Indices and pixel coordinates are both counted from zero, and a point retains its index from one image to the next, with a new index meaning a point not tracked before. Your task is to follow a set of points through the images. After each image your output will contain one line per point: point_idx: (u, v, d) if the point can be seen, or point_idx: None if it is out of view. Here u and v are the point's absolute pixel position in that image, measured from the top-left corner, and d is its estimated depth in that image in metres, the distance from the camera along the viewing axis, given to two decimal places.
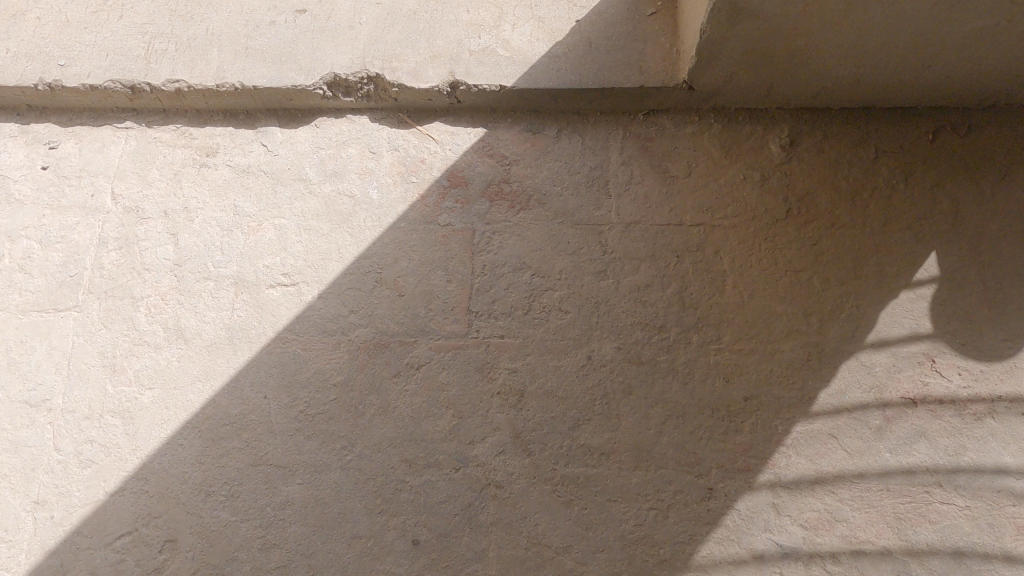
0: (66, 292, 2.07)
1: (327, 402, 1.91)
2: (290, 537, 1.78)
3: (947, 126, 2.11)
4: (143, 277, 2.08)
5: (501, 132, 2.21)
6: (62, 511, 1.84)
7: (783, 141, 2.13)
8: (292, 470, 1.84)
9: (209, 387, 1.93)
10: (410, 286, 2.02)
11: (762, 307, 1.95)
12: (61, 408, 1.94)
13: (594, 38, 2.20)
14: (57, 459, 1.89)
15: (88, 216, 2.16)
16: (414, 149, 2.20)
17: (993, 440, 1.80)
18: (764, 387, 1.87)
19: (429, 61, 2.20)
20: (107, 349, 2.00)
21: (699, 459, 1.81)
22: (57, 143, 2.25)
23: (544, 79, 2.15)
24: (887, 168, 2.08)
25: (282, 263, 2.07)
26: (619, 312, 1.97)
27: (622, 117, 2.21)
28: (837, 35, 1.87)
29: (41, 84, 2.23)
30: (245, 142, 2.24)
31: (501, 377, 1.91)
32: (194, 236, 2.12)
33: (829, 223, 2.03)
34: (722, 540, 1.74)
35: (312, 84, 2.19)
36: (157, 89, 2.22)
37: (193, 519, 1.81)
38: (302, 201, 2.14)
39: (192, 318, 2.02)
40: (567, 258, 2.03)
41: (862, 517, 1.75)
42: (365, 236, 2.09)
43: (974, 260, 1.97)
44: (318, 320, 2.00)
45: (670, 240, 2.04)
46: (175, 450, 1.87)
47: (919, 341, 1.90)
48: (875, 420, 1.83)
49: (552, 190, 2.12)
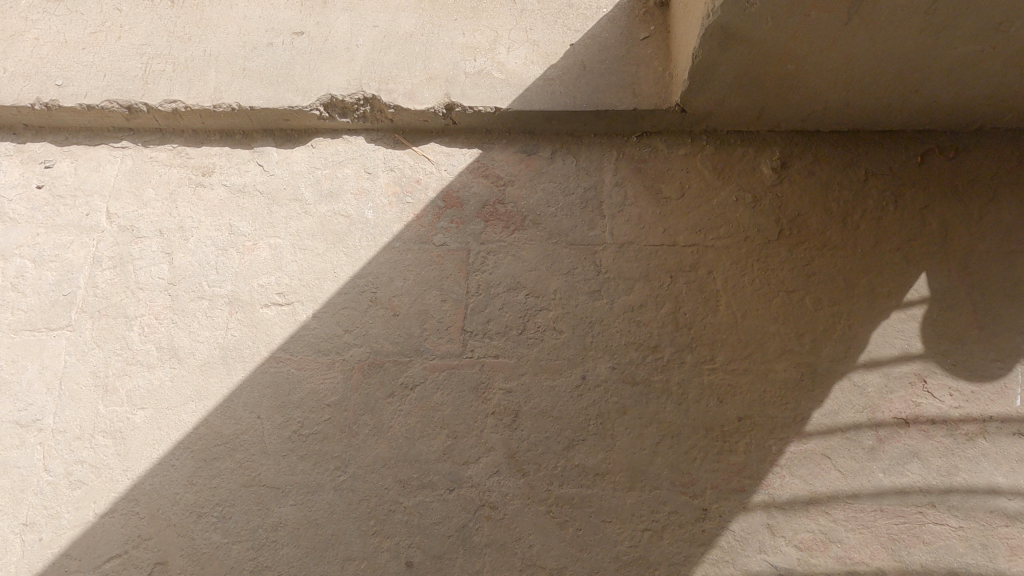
0: (59, 310, 2.06)
1: (321, 422, 1.90)
2: (282, 559, 1.77)
3: (935, 149, 2.15)
4: (137, 295, 2.07)
5: (496, 153, 2.23)
6: (51, 533, 1.81)
7: (775, 164, 2.16)
8: (285, 490, 1.83)
9: (202, 407, 1.92)
10: (405, 306, 2.03)
11: (755, 326, 1.97)
12: (52, 428, 1.93)
13: (588, 61, 2.24)
14: (47, 480, 1.87)
15: (82, 235, 2.16)
16: (409, 170, 2.22)
17: (985, 460, 1.81)
18: (758, 407, 1.88)
19: (425, 83, 2.23)
20: (99, 368, 1.99)
21: (694, 479, 1.81)
22: (53, 162, 2.26)
23: (538, 101, 2.18)
24: (877, 190, 2.11)
25: (277, 282, 2.07)
26: (613, 332, 1.97)
27: (615, 139, 2.24)
28: (827, 59, 1.91)
29: (39, 104, 2.24)
30: (241, 162, 2.25)
31: (496, 397, 1.91)
32: (188, 256, 2.12)
33: (821, 244, 2.06)
34: (717, 562, 1.74)
35: (309, 105, 2.20)
36: (154, 109, 2.23)
37: (184, 541, 1.79)
38: (298, 220, 2.15)
39: (186, 337, 2.02)
40: (562, 278, 2.04)
41: (856, 538, 1.75)
42: (361, 256, 2.09)
43: (964, 281, 1.99)
44: (313, 339, 1.99)
45: (663, 260, 2.06)
46: (167, 471, 1.86)
47: (911, 361, 1.92)
48: (868, 440, 1.84)
49: (546, 211, 2.14)
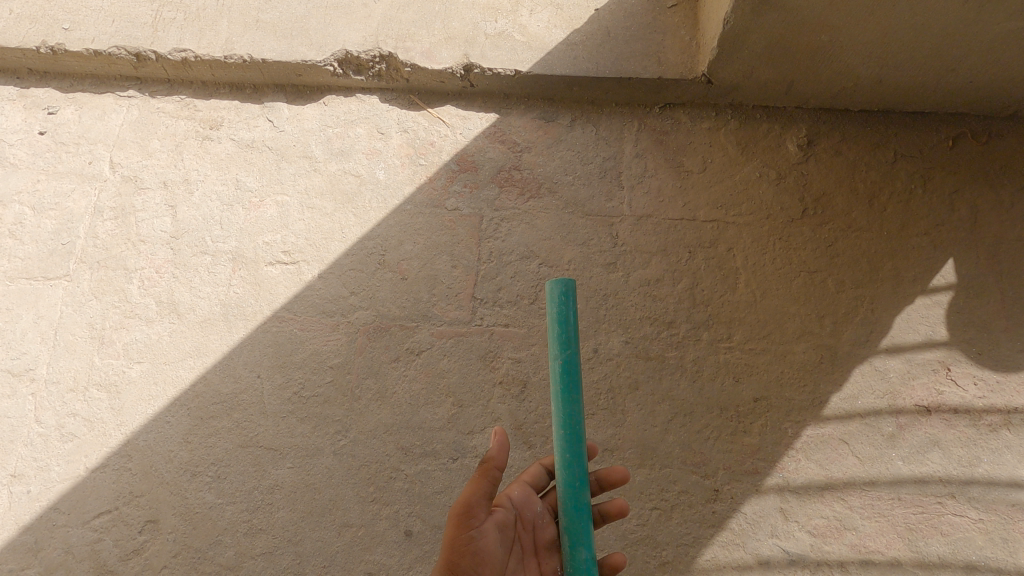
0: (57, 260, 2.00)
1: (322, 384, 1.84)
2: (277, 522, 1.70)
3: (967, 133, 2.09)
4: (139, 248, 2.01)
5: (514, 118, 2.16)
6: (39, 486, 1.75)
7: (801, 141, 2.10)
8: (282, 453, 1.77)
9: (201, 363, 1.86)
10: (414, 270, 1.96)
11: (775, 305, 1.90)
12: (44, 378, 1.87)
13: (613, 27, 2.17)
14: (37, 431, 1.81)
15: (84, 184, 2.10)
16: (423, 132, 2.15)
17: (1008, 452, 1.74)
18: (774, 388, 1.82)
19: (443, 42, 2.16)
20: (96, 320, 1.93)
21: (706, 459, 1.75)
22: (56, 109, 2.20)
23: (560, 66, 2.12)
24: (905, 172, 2.05)
25: (282, 240, 2.01)
26: (628, 306, 1.91)
27: (636, 109, 2.18)
28: (862, 31, 1.84)
29: (44, 48, 2.17)
30: (250, 116, 2.19)
31: (504, 366, 1.85)
32: (193, 210, 2.06)
33: (845, 225, 1.99)
34: (727, 544, 1.67)
35: (323, 60, 2.14)
36: (162, 58, 2.16)
37: (177, 500, 1.73)
38: (306, 178, 2.09)
39: (187, 292, 1.95)
40: (577, 248, 1.98)
41: (872, 526, 1.68)
42: (370, 217, 2.03)
43: (993, 268, 1.92)
44: (317, 300, 1.93)
45: (683, 235, 1.99)
46: (161, 427, 1.80)
47: (935, 348, 1.85)
48: (887, 427, 1.77)
49: (563, 179, 2.07)
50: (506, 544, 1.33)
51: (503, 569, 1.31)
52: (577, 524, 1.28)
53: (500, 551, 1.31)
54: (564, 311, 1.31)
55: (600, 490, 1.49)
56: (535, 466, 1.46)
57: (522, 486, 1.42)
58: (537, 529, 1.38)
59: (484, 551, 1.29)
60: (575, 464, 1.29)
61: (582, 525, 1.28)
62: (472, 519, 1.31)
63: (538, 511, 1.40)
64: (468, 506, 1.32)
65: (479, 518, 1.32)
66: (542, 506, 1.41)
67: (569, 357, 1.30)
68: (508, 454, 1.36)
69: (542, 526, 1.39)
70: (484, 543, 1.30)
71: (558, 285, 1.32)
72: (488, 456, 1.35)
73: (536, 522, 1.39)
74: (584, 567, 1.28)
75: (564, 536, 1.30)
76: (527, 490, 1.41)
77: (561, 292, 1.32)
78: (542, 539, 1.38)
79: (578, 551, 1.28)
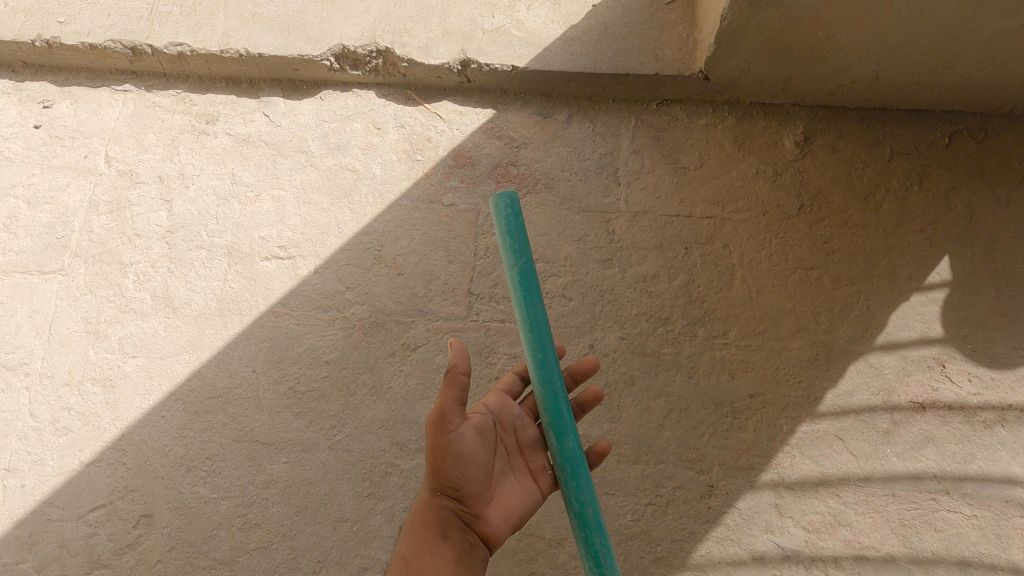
0: (52, 254, 2.00)
1: (318, 378, 1.83)
2: (272, 517, 1.69)
3: (963, 131, 2.10)
4: (134, 242, 2.01)
5: (511, 114, 2.17)
6: (33, 480, 1.75)
7: (797, 138, 2.11)
8: (278, 448, 1.76)
9: (196, 358, 1.86)
10: (410, 265, 1.96)
11: (771, 302, 1.91)
12: (39, 372, 1.86)
13: (611, 23, 2.18)
14: (32, 426, 1.81)
15: (79, 178, 2.09)
16: (420, 127, 2.15)
17: (1002, 449, 1.74)
18: (769, 385, 1.82)
19: (440, 38, 2.17)
20: (91, 314, 1.92)
21: (701, 455, 1.75)
22: (51, 102, 2.20)
23: (557, 61, 2.12)
24: (901, 169, 2.06)
25: (278, 235, 2.00)
26: (624, 302, 1.91)
27: (633, 106, 2.19)
28: (859, 28, 1.84)
29: (39, 41, 2.18)
30: (246, 111, 2.19)
31: (500, 361, 1.83)
32: (189, 204, 2.05)
33: (841, 222, 1.99)
34: (721, 540, 1.67)
35: (319, 55, 2.14)
36: (158, 52, 2.17)
37: (172, 495, 1.72)
38: (303, 173, 2.08)
39: (183, 287, 1.95)
40: (573, 244, 1.98)
41: (866, 522, 1.68)
42: (367, 212, 2.03)
43: (988, 265, 1.93)
44: (313, 295, 1.93)
45: (679, 231, 2.00)
46: (156, 422, 1.79)
47: (929, 345, 1.85)
48: (882, 423, 1.77)
49: (560, 175, 2.07)
50: (489, 445, 1.40)
51: (489, 468, 1.38)
52: (557, 413, 1.38)
53: (482, 452, 1.38)
54: (511, 222, 1.38)
55: (574, 383, 1.58)
56: (508, 376, 1.54)
57: (498, 394, 1.48)
58: (518, 430, 1.46)
59: (467, 454, 1.35)
60: (547, 362, 1.39)
61: (563, 415, 1.38)
62: (450, 426, 1.35)
63: (516, 414, 1.48)
64: (444, 415, 1.35)
65: (457, 423, 1.36)
66: (519, 409, 1.49)
67: (525, 263, 1.38)
68: (470, 359, 1.38)
69: (522, 426, 1.47)
70: (467, 447, 1.35)
71: (501, 197, 1.39)
72: (452, 366, 1.37)
73: (515, 423, 1.47)
74: (574, 455, 1.37)
75: (549, 431, 1.39)
76: (503, 397, 1.48)
77: (508, 205, 1.39)
78: (525, 439, 1.46)
79: (563, 439, 1.37)
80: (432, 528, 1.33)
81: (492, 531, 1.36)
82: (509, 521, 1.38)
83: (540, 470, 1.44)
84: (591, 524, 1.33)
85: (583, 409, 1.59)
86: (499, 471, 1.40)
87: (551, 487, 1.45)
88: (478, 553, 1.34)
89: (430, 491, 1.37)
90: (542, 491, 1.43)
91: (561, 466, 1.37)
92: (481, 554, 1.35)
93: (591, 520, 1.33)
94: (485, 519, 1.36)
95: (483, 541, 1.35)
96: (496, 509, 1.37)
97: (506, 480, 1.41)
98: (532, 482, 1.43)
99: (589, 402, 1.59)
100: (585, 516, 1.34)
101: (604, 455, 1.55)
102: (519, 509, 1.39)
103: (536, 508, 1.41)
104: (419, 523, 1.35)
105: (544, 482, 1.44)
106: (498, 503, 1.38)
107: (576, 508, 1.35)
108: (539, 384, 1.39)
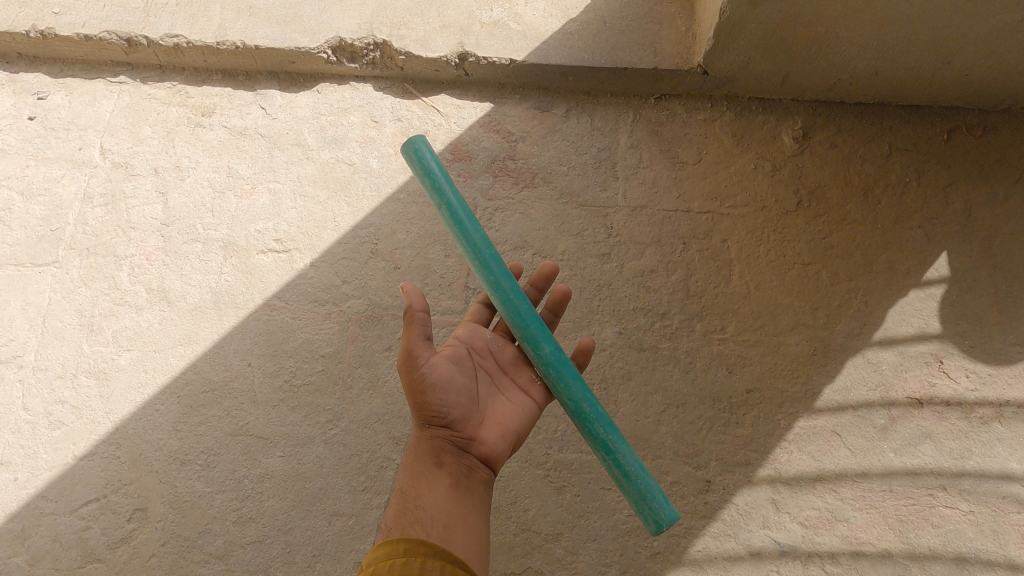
0: (46, 246, 1.98)
1: (314, 372, 1.82)
2: (267, 511, 1.68)
3: (962, 127, 2.10)
4: (129, 235, 1.99)
5: (509, 108, 2.16)
6: (26, 473, 1.73)
7: (796, 133, 2.10)
8: (273, 442, 1.75)
9: (191, 351, 1.85)
10: (407, 259, 1.94)
11: (769, 297, 1.90)
12: (32, 365, 1.85)
13: (609, 17, 2.17)
14: (25, 419, 1.79)
15: (74, 169, 2.08)
16: (418, 120, 2.14)
17: (1000, 445, 1.74)
18: (767, 380, 1.81)
19: (438, 31, 2.16)
20: (85, 307, 1.91)
21: (699, 450, 1.74)
22: (46, 94, 2.19)
23: (555, 55, 2.12)
24: (900, 165, 2.05)
25: (274, 228, 1.99)
26: (622, 297, 1.90)
27: (632, 100, 2.18)
28: (858, 23, 1.83)
29: (34, 32, 2.17)
30: (243, 104, 2.18)
31: None
32: (184, 196, 2.04)
33: (840, 217, 1.99)
34: (718, 535, 1.66)
35: (316, 47, 2.13)
36: (154, 44, 2.17)
37: (166, 489, 1.71)
38: (299, 166, 2.07)
39: (178, 280, 1.94)
40: (571, 238, 1.96)
41: (864, 518, 1.67)
42: (363, 206, 2.02)
43: (986, 261, 1.92)
44: (309, 288, 1.92)
45: (677, 226, 1.99)
46: (151, 415, 1.78)
47: (927, 341, 1.85)
48: (879, 419, 1.77)
49: (558, 169, 2.06)
50: (467, 371, 1.41)
51: (473, 392, 1.39)
52: (525, 325, 1.40)
53: (461, 378, 1.38)
54: (425, 163, 1.44)
55: (539, 292, 1.61)
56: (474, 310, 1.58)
57: (467, 327, 1.51)
58: (495, 354, 1.49)
59: (445, 381, 1.35)
60: (504, 280, 1.42)
61: (530, 324, 1.40)
62: (422, 359, 1.35)
63: (488, 339, 1.50)
64: (412, 351, 1.36)
65: (427, 356, 1.36)
66: (491, 335, 1.51)
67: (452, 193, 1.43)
68: (424, 297, 1.40)
69: (499, 349, 1.50)
70: (444, 375, 1.36)
71: (408, 145, 1.45)
72: (409, 305, 1.39)
73: (490, 348, 1.49)
74: (555, 357, 1.40)
75: (525, 344, 1.42)
76: (472, 328, 1.51)
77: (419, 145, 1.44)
78: (504, 359, 1.49)
79: (540, 347, 1.40)
80: (428, 459, 1.29)
81: (490, 450, 1.34)
82: (506, 438, 1.38)
83: (528, 383, 1.46)
84: (591, 415, 1.36)
85: (557, 315, 1.62)
86: (485, 394, 1.41)
87: (544, 398, 1.47)
88: (480, 475, 1.31)
89: (419, 427, 1.35)
90: (534, 402, 1.45)
91: (547, 372, 1.40)
92: (483, 476, 1.31)
93: (589, 412, 1.37)
94: (479, 440, 1.34)
95: (482, 462, 1.33)
96: (489, 429, 1.36)
97: (494, 401, 1.41)
98: (522, 397, 1.44)
99: (559, 302, 1.61)
100: (582, 410, 1.37)
101: (590, 353, 1.58)
102: (513, 425, 1.39)
103: (530, 419, 1.42)
104: (413, 460, 1.31)
105: (533, 393, 1.46)
106: (489, 423, 1.37)
107: (573, 407, 1.38)
108: (500, 304, 1.42)
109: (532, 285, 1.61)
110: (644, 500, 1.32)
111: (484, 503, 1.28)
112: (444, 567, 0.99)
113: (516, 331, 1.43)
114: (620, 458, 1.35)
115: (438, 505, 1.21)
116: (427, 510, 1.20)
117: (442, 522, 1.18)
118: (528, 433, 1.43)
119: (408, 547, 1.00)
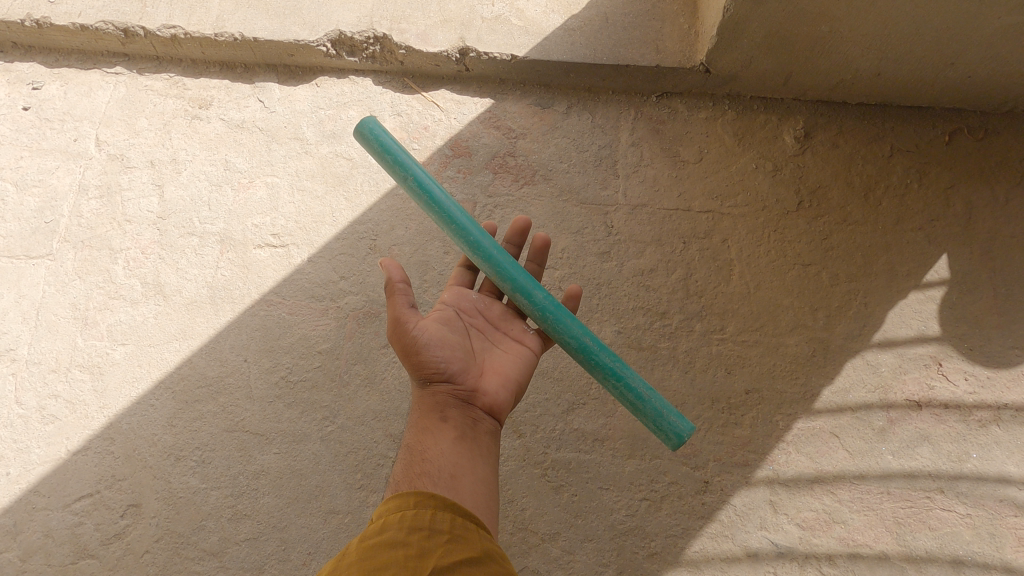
0: (40, 238, 1.96)
1: (310, 369, 1.80)
2: (262, 508, 1.67)
3: (964, 129, 2.09)
4: (124, 228, 1.97)
5: (509, 104, 2.15)
6: (18, 468, 1.71)
7: (798, 133, 2.09)
8: (269, 438, 1.74)
9: (186, 346, 1.83)
10: (405, 255, 1.92)
11: (768, 297, 1.89)
12: (25, 358, 1.83)
13: (611, 14, 2.16)
14: (18, 413, 1.77)
15: (69, 161, 2.06)
16: (417, 115, 2.12)
17: (997, 448, 1.74)
18: (766, 381, 1.81)
19: (439, 25, 2.14)
20: (79, 301, 1.89)
21: (697, 450, 1.74)
22: (41, 84, 2.17)
23: (557, 51, 2.10)
24: (901, 166, 2.04)
25: (271, 223, 1.97)
26: (622, 296, 1.89)
27: (633, 98, 2.17)
28: (862, 23, 1.82)
29: (29, 21, 2.15)
30: (241, 97, 2.16)
31: None
32: (180, 189, 2.02)
33: (840, 218, 1.98)
34: (715, 536, 1.66)
35: (315, 40, 2.11)
36: (151, 34, 2.15)
37: (160, 485, 1.69)
38: (297, 160, 2.05)
39: (173, 274, 1.92)
40: (571, 236, 1.95)
41: (861, 520, 1.67)
42: (362, 201, 2.00)
43: (986, 264, 1.92)
44: (307, 284, 1.90)
45: (677, 225, 1.98)
46: (146, 410, 1.77)
47: (927, 343, 1.84)
48: (878, 421, 1.77)
49: (558, 166, 2.05)
50: (458, 330, 1.42)
51: (468, 349, 1.40)
52: (511, 277, 1.43)
53: (454, 336, 1.39)
54: (381, 142, 1.46)
55: (517, 246, 1.61)
56: (455, 276, 1.58)
57: (452, 291, 1.52)
58: (483, 311, 1.50)
59: (438, 340, 1.35)
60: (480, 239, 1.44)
61: (516, 275, 1.43)
62: (411, 323, 1.36)
63: (475, 299, 1.51)
64: (399, 318, 1.36)
65: (415, 320, 1.37)
66: (476, 295, 1.52)
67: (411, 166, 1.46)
68: (404, 268, 1.41)
69: (487, 307, 1.51)
70: (435, 335, 1.36)
71: (361, 128, 1.47)
72: (388, 279, 1.39)
73: (478, 307, 1.50)
74: (547, 302, 1.42)
75: (515, 295, 1.44)
76: (458, 291, 1.52)
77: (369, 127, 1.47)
78: (493, 316, 1.50)
79: (531, 295, 1.42)
80: (432, 414, 1.28)
81: (493, 399, 1.34)
82: (507, 387, 1.37)
83: (522, 334, 1.48)
84: (593, 347, 1.41)
85: (541, 263, 1.63)
86: (480, 349, 1.42)
87: (539, 346, 1.49)
88: (486, 424, 1.30)
89: (418, 387, 1.34)
90: (530, 351, 1.46)
91: (543, 316, 1.42)
92: (489, 426, 1.31)
93: (592, 345, 1.41)
94: (481, 390, 1.34)
95: (487, 412, 1.32)
96: (489, 380, 1.36)
97: (491, 355, 1.42)
98: (517, 347, 1.46)
99: (541, 251, 1.60)
100: (586, 346, 1.41)
101: (579, 298, 1.61)
102: (512, 373, 1.40)
103: (530, 369, 1.43)
104: (418, 419, 1.30)
105: (528, 343, 1.48)
106: (488, 374, 1.37)
107: (576, 344, 1.41)
108: (483, 262, 1.44)
109: (508, 242, 1.61)
110: (661, 417, 1.37)
111: (492, 451, 1.27)
112: (452, 521, 1.00)
113: (503, 286, 1.45)
114: (631, 383, 1.39)
115: (445, 457, 1.19)
116: (434, 462, 1.18)
117: (450, 471, 1.16)
118: (528, 381, 1.44)
119: (418, 501, 1.02)
